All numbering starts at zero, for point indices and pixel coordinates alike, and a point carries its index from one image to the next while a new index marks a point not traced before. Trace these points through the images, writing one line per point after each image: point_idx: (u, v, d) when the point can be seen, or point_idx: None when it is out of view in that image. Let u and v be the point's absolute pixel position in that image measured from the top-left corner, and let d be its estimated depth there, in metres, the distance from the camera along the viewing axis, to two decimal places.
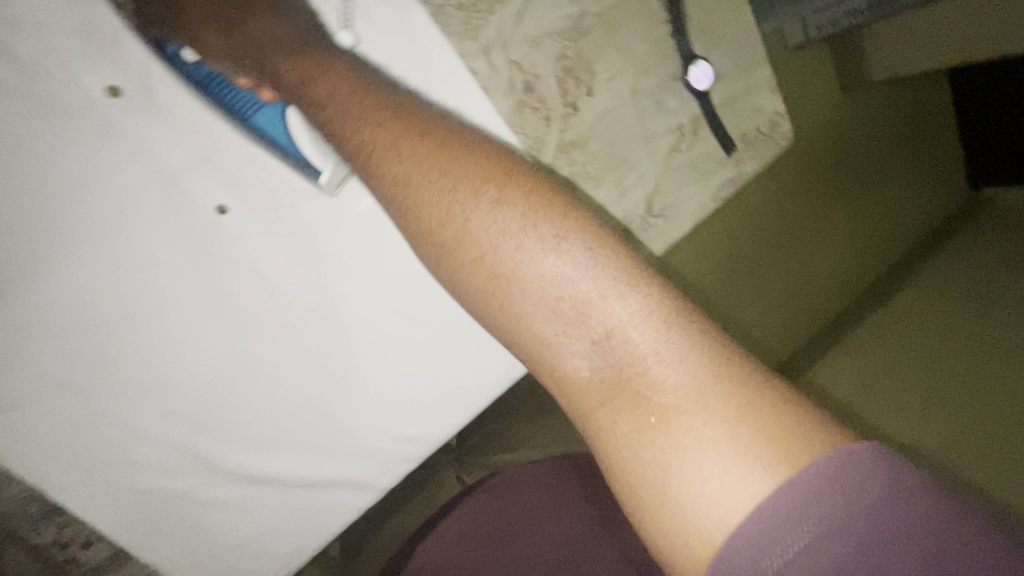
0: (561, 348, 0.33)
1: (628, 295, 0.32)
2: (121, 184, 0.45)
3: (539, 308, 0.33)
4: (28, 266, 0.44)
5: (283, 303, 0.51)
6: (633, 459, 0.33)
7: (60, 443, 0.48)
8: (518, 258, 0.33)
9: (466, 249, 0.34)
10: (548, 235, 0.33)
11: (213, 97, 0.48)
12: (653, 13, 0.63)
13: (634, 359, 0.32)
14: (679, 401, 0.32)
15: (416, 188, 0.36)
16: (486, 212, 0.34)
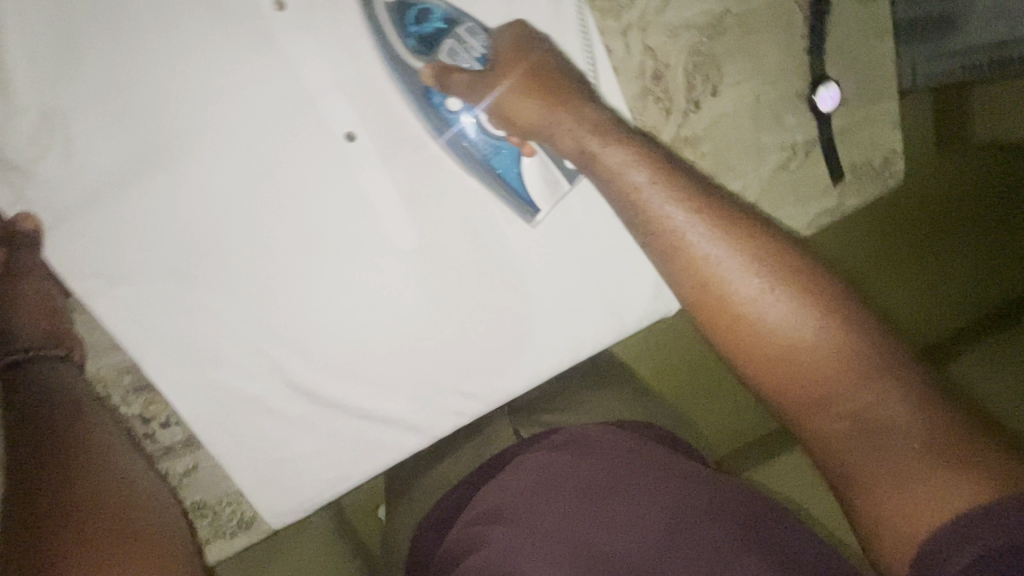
0: (823, 411, 0.41)
1: (850, 336, 0.41)
2: (268, 97, 0.47)
3: (792, 362, 0.41)
4: (167, 155, 0.46)
5: (389, 236, 0.53)
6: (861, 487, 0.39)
7: (159, 329, 0.50)
8: (770, 311, 0.42)
9: (730, 301, 0.43)
10: (800, 300, 0.42)
11: (459, 141, 0.53)
12: (794, 25, 0.61)
13: (889, 420, 0.39)
14: (916, 445, 0.37)
15: (665, 225, 0.46)
16: (752, 278, 0.43)
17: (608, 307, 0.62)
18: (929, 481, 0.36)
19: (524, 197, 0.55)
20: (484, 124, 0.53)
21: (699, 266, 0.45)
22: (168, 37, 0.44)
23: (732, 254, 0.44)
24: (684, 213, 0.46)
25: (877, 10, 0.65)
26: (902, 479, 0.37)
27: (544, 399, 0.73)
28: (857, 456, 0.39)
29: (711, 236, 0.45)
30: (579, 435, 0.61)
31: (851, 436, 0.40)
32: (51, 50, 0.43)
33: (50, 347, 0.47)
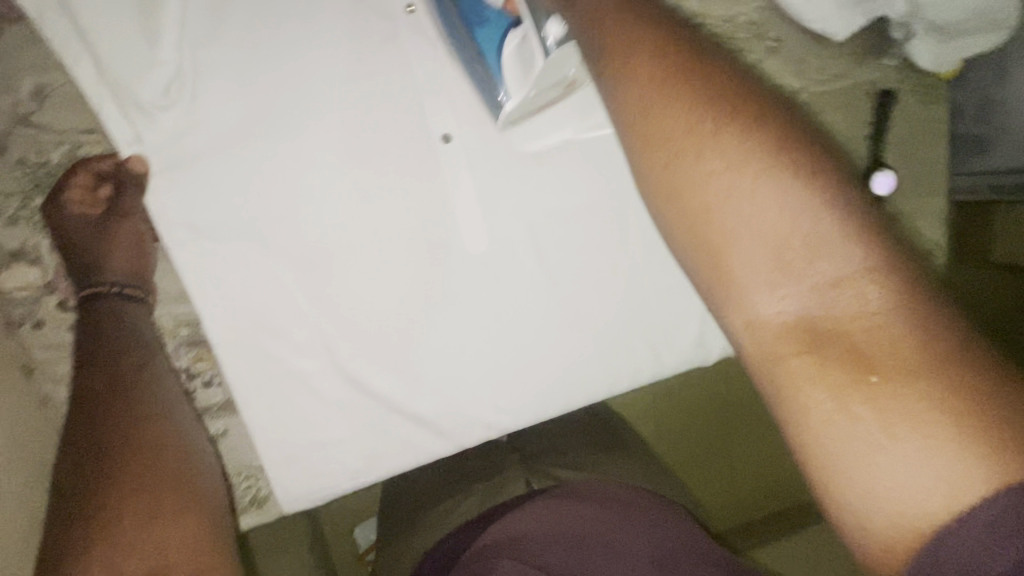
0: (762, 296, 0.33)
1: (832, 219, 0.32)
2: (378, 86, 0.51)
3: (742, 238, 0.33)
4: (277, 123, 0.49)
5: (458, 237, 0.55)
6: (823, 436, 0.32)
7: (228, 287, 0.51)
8: (725, 177, 0.33)
9: (678, 160, 0.34)
10: (756, 163, 0.33)
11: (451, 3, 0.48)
12: (861, 110, 0.65)
13: (857, 332, 0.32)
14: (893, 376, 0.31)
15: (632, 72, 0.35)
16: (704, 128, 0.34)
17: (654, 350, 0.62)
18: (904, 428, 0.30)
19: (492, 95, 0.50)
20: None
21: (674, 127, 0.34)
22: (302, 20, 0.48)
23: (692, 102, 0.34)
24: (654, 51, 0.35)
25: (938, 111, 0.66)
26: (877, 432, 0.30)
27: (560, 444, 0.65)
28: (818, 381, 0.32)
29: (682, 86, 0.34)
30: (588, 484, 0.54)
31: (801, 343, 0.32)
32: (201, 10, 0.46)
33: (130, 286, 0.48)
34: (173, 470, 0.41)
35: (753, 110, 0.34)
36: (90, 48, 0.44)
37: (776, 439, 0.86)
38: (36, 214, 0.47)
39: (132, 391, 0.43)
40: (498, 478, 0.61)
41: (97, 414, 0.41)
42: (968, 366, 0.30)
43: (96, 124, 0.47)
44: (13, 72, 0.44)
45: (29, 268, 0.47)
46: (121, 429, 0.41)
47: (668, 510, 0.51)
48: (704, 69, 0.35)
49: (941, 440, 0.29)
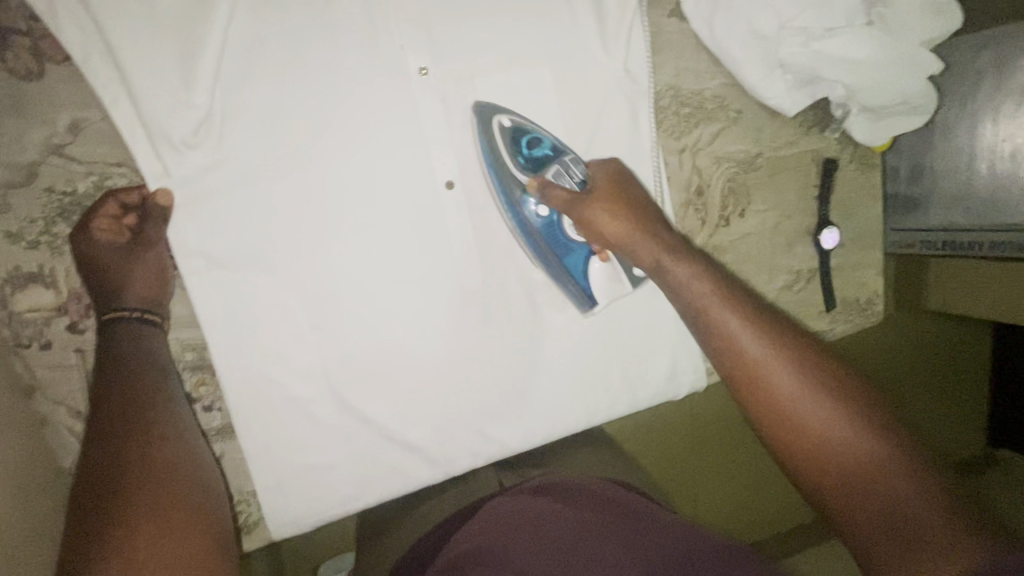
0: (819, 470, 0.43)
1: (846, 412, 0.44)
2: (392, 137, 0.56)
3: (817, 432, 0.44)
4: (293, 164, 0.53)
5: (455, 274, 0.60)
6: (874, 562, 0.40)
7: (234, 312, 0.53)
8: (783, 390, 0.46)
9: (741, 368, 0.48)
10: (823, 388, 0.45)
11: (545, 238, 0.60)
12: (810, 175, 0.74)
13: (898, 495, 0.40)
14: (915, 513, 0.39)
15: (704, 300, 0.51)
16: (757, 342, 0.48)
17: (629, 383, 0.67)
18: (937, 562, 0.37)
19: (583, 288, 0.62)
20: (567, 226, 0.60)
21: (728, 334, 0.50)
22: (325, 75, 0.53)
23: (739, 321, 0.50)
24: (710, 277, 0.53)
25: (872, 178, 0.77)
26: (899, 547, 0.38)
27: (533, 455, 0.67)
28: (878, 544, 0.39)
29: (734, 307, 0.50)
30: (561, 483, 0.57)
31: (879, 529, 0.40)
32: (236, 63, 0.50)
33: (147, 312, 0.50)
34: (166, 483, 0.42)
35: (813, 349, 0.48)
36: (128, 90, 0.48)
37: (769, 460, 0.87)
38: (56, 240, 0.49)
39: (136, 410, 0.44)
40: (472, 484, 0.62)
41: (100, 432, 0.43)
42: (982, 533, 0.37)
43: (124, 158, 0.50)
44: (51, 108, 0.48)
45: (42, 291, 0.49)
46: (111, 449, 0.42)
47: (631, 496, 0.56)
48: (732, 287, 0.52)
49: (945, 551, 0.37)
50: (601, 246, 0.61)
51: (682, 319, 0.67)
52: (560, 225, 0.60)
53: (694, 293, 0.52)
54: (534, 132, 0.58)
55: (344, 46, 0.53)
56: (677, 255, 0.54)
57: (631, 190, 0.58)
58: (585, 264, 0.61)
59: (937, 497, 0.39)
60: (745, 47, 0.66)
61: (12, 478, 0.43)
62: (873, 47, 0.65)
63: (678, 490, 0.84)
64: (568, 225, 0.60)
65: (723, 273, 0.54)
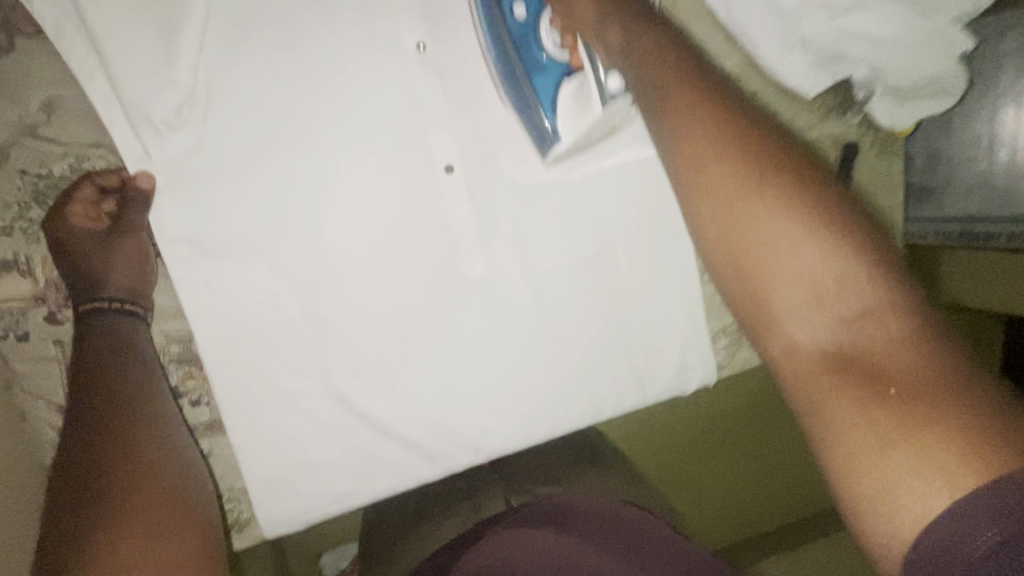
0: (794, 330, 0.34)
1: (840, 265, 0.34)
2: (387, 117, 0.52)
3: (793, 282, 0.34)
4: (282, 147, 0.50)
5: (455, 265, 0.57)
6: (835, 441, 0.32)
7: (222, 305, 0.51)
8: (764, 235, 0.35)
9: (722, 209, 0.36)
10: (812, 230, 0.35)
11: (516, 48, 0.53)
12: (828, 162, 0.70)
13: (881, 363, 0.32)
14: (901, 386, 0.31)
15: (681, 112, 0.39)
16: (743, 174, 0.36)
17: (636, 378, 0.64)
18: (888, 409, 0.31)
19: (550, 116, 0.55)
20: (544, 27, 0.53)
21: (706, 162, 0.37)
22: (314, 48, 0.49)
23: (719, 148, 0.37)
24: (694, 93, 0.39)
25: (894, 165, 0.73)
26: (874, 425, 0.31)
27: (542, 468, 0.65)
28: (827, 384, 0.33)
29: (723, 135, 0.37)
30: (571, 504, 0.54)
31: (826, 365, 0.33)
32: (220, 37, 0.47)
33: (128, 302, 0.47)
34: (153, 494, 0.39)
35: (798, 176, 0.36)
36: (104, 67, 0.45)
37: (775, 462, 0.85)
38: (32, 226, 0.46)
39: (123, 408, 0.42)
40: (478, 501, 0.61)
41: (82, 432, 0.40)
42: (973, 381, 0.31)
43: (102, 139, 0.47)
44: (23, 85, 0.45)
45: (19, 280, 0.46)
46: (93, 457, 0.39)
47: (643, 523, 0.52)
48: (714, 94, 0.39)
49: (942, 440, 0.30)
50: (574, 50, 0.53)
51: (692, 313, 0.65)
52: (534, 35, 0.53)
53: (659, 82, 0.40)
54: None
55: (335, 19, 0.49)
56: (647, 45, 0.42)
57: None
58: (557, 88, 0.54)
59: (935, 365, 0.31)
60: (762, 25, 0.62)
61: None
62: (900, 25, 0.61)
63: (683, 489, 0.82)
64: (546, 29, 0.53)
65: (708, 85, 0.40)
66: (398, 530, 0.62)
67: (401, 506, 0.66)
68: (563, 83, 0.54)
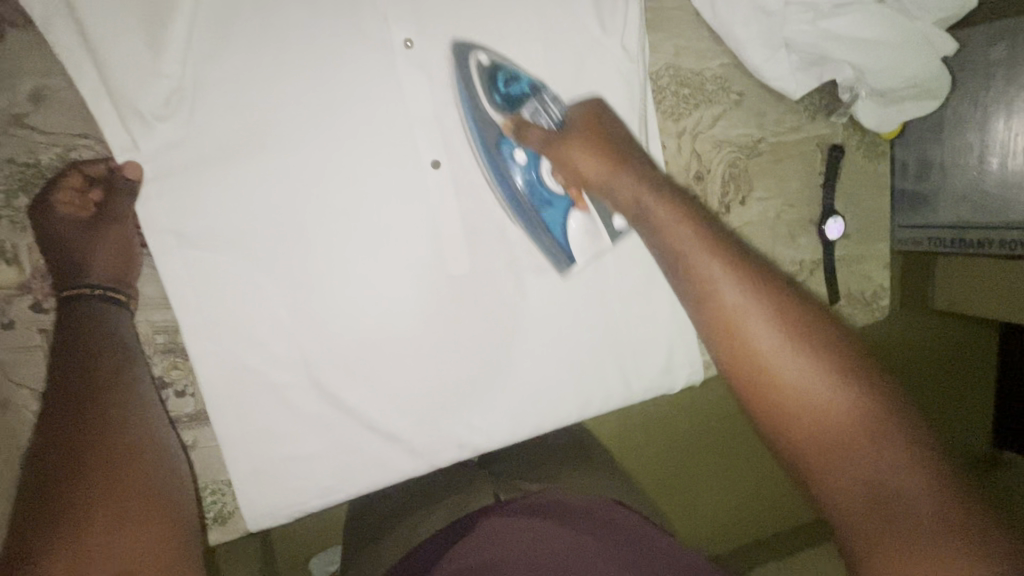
0: (829, 467, 0.37)
1: (857, 400, 0.37)
2: (375, 113, 0.53)
3: (817, 417, 0.38)
4: (270, 139, 0.50)
5: (441, 260, 0.57)
6: (872, 573, 0.35)
7: (208, 295, 0.51)
8: (788, 373, 0.39)
9: (742, 346, 0.41)
10: (825, 369, 0.38)
11: (524, 193, 0.57)
12: (814, 161, 0.71)
13: (905, 496, 0.35)
14: (920, 520, 0.34)
15: (688, 253, 0.44)
16: (756, 314, 0.41)
17: (623, 376, 0.65)
18: (929, 553, 0.33)
19: (563, 243, 0.59)
20: (545, 173, 0.56)
21: (721, 299, 0.42)
22: (304, 44, 0.50)
23: (734, 289, 0.42)
24: (700, 238, 0.45)
25: (880, 167, 0.73)
26: (902, 556, 0.34)
27: (530, 465, 0.65)
28: (870, 533, 0.35)
29: (731, 276, 0.42)
30: (560, 499, 0.55)
31: (869, 513, 0.35)
32: (210, 30, 0.48)
33: (111, 290, 0.48)
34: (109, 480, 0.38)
35: (804, 314, 0.41)
36: (95, 57, 0.45)
37: (764, 466, 0.84)
38: (19, 214, 0.47)
39: (99, 390, 0.42)
40: (464, 495, 0.61)
41: (58, 413, 0.41)
42: (972, 508, 0.34)
43: (90, 129, 0.48)
44: (12, 75, 0.45)
45: (5, 267, 0.47)
46: (62, 441, 0.39)
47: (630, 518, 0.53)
48: (720, 240, 0.45)
49: (951, 563, 0.33)
50: (580, 195, 0.57)
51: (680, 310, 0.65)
52: (541, 180, 0.56)
53: (664, 220, 0.46)
54: (512, 69, 0.55)
55: (323, 17, 0.50)
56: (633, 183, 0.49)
57: (610, 134, 0.53)
58: (564, 223, 0.58)
59: (947, 497, 0.35)
60: (748, 25, 0.63)
61: None
62: (881, 27, 0.62)
63: (672, 493, 0.82)
64: (548, 173, 0.56)
65: (702, 223, 0.46)
66: (384, 524, 0.61)
67: (387, 503, 0.66)
68: (572, 217, 0.58)
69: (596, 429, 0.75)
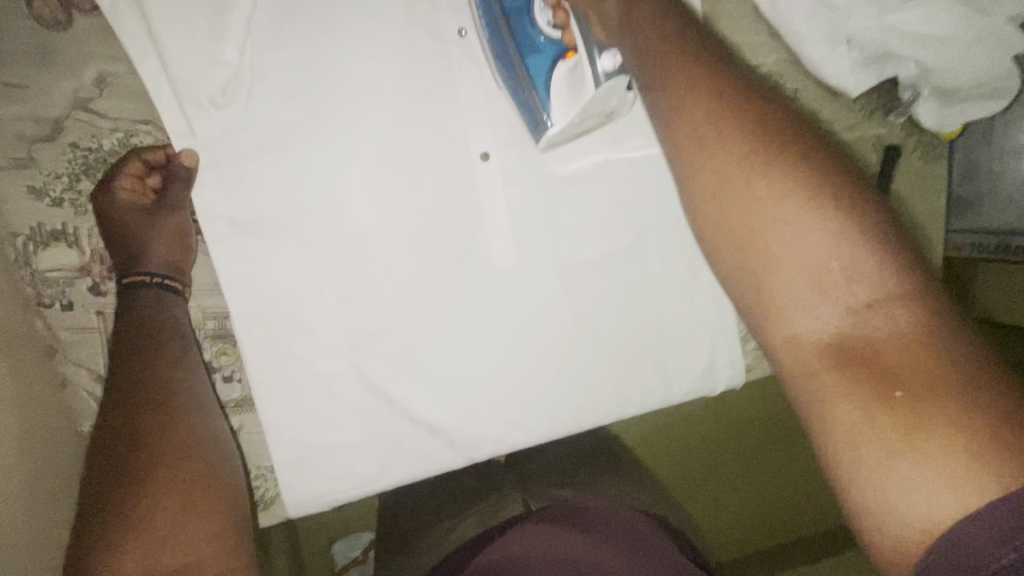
0: (803, 317, 0.34)
1: (855, 253, 0.34)
2: (426, 101, 0.53)
3: (800, 265, 0.34)
4: (324, 127, 0.50)
5: (484, 253, 0.57)
6: (841, 439, 0.33)
7: (258, 283, 0.52)
8: (775, 217, 0.35)
9: (723, 184, 0.36)
10: (821, 213, 0.34)
11: (508, 24, 0.51)
12: (869, 162, 0.68)
13: (891, 359, 0.32)
14: (909, 387, 0.31)
15: (682, 91, 0.38)
16: (747, 153, 0.36)
17: (663, 377, 0.64)
18: (910, 423, 0.31)
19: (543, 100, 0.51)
20: (538, 6, 0.50)
21: (708, 139, 0.37)
22: (356, 29, 0.50)
23: (729, 126, 0.37)
24: (697, 74, 0.38)
25: (939, 169, 0.70)
26: (887, 431, 0.31)
27: (560, 468, 0.64)
28: (832, 380, 0.33)
29: (734, 116, 0.37)
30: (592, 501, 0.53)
31: (840, 368, 0.33)
32: (267, 16, 0.48)
33: (169, 277, 0.48)
34: (176, 483, 0.39)
35: (805, 154, 0.36)
36: (157, 46, 0.46)
37: (791, 471, 0.83)
38: (81, 198, 0.47)
39: (156, 377, 0.43)
40: (494, 501, 0.59)
41: (119, 393, 0.42)
42: (981, 381, 0.31)
43: (151, 116, 0.48)
44: (78, 61, 0.46)
45: (66, 250, 0.48)
46: (126, 424, 0.41)
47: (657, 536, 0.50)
48: (726, 79, 0.38)
49: (944, 445, 0.30)
50: (569, 31, 0.50)
51: (723, 310, 0.63)
52: (527, 13, 0.51)
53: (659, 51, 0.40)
54: None
55: (379, 5, 0.50)
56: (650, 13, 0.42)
57: None
58: (548, 67, 0.51)
59: (942, 361, 0.31)
60: (808, 20, 0.60)
61: (19, 446, 0.42)
62: (952, 23, 0.59)
63: (697, 492, 0.80)
64: (540, 5, 0.51)
65: (709, 61, 0.39)
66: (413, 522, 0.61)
67: (420, 497, 0.66)
68: (557, 65, 0.51)
69: (629, 429, 0.74)
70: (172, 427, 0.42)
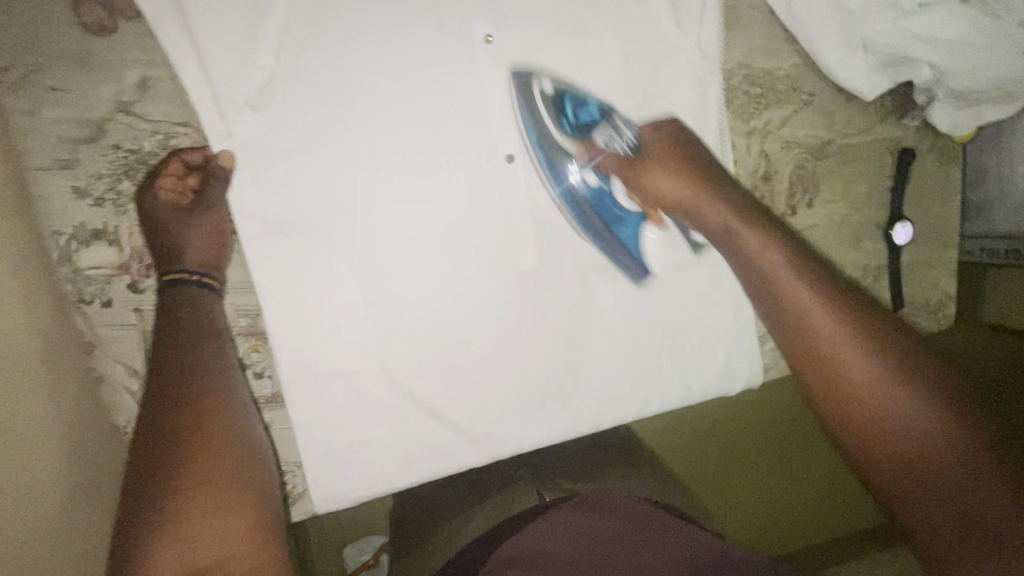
0: (870, 424, 0.43)
1: (895, 364, 0.44)
2: (455, 105, 0.54)
3: (859, 384, 0.45)
4: (355, 129, 0.52)
5: (509, 254, 0.58)
6: (922, 520, 0.40)
7: (287, 280, 0.53)
8: (828, 341, 0.47)
9: (789, 312, 0.49)
10: (862, 338, 0.46)
11: (598, 215, 0.59)
12: (884, 164, 0.69)
13: (952, 458, 0.40)
14: (963, 475, 0.39)
15: (736, 233, 0.53)
16: (799, 286, 0.49)
17: (683, 377, 0.64)
18: (965, 498, 0.39)
19: (637, 258, 0.61)
20: (620, 195, 0.59)
21: (768, 278, 0.51)
22: (387, 35, 0.51)
23: (778, 262, 0.51)
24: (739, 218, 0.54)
25: (954, 171, 0.71)
26: (946, 502, 0.39)
27: (578, 465, 0.65)
28: (900, 473, 0.41)
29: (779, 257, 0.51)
30: (606, 497, 0.54)
31: (908, 461, 0.41)
32: (302, 22, 0.49)
33: (206, 275, 0.49)
34: (212, 476, 0.40)
35: (841, 293, 0.49)
36: (197, 50, 0.48)
37: (806, 470, 0.83)
38: (122, 198, 0.49)
39: (192, 370, 0.44)
40: (508, 494, 0.60)
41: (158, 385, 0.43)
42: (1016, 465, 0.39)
43: (189, 118, 0.50)
44: (121, 65, 0.48)
45: (105, 248, 0.49)
46: (167, 415, 0.42)
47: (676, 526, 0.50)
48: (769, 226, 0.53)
49: (988, 511, 0.38)
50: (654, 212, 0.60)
51: (741, 310, 0.64)
52: (612, 200, 0.59)
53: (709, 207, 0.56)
54: (574, 95, 0.57)
55: (410, 12, 0.52)
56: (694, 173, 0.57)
57: (682, 152, 0.58)
58: (638, 237, 0.60)
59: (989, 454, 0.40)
60: (823, 25, 0.62)
61: (58, 439, 0.43)
62: (965, 27, 0.61)
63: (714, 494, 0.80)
64: (620, 193, 0.59)
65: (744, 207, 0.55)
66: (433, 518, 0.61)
67: (439, 495, 0.66)
68: (647, 236, 0.61)
69: (647, 429, 0.75)
70: (210, 421, 0.43)
